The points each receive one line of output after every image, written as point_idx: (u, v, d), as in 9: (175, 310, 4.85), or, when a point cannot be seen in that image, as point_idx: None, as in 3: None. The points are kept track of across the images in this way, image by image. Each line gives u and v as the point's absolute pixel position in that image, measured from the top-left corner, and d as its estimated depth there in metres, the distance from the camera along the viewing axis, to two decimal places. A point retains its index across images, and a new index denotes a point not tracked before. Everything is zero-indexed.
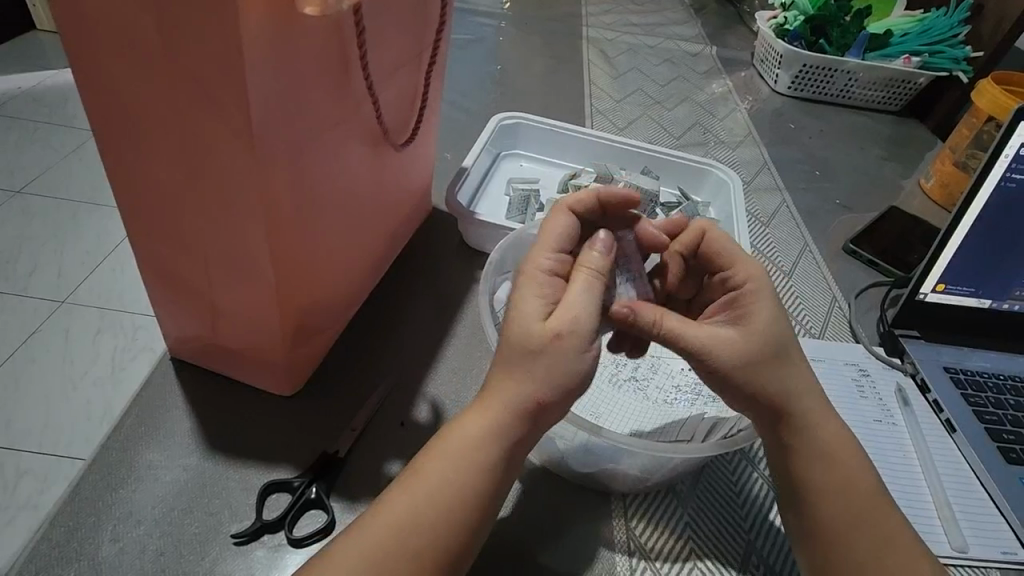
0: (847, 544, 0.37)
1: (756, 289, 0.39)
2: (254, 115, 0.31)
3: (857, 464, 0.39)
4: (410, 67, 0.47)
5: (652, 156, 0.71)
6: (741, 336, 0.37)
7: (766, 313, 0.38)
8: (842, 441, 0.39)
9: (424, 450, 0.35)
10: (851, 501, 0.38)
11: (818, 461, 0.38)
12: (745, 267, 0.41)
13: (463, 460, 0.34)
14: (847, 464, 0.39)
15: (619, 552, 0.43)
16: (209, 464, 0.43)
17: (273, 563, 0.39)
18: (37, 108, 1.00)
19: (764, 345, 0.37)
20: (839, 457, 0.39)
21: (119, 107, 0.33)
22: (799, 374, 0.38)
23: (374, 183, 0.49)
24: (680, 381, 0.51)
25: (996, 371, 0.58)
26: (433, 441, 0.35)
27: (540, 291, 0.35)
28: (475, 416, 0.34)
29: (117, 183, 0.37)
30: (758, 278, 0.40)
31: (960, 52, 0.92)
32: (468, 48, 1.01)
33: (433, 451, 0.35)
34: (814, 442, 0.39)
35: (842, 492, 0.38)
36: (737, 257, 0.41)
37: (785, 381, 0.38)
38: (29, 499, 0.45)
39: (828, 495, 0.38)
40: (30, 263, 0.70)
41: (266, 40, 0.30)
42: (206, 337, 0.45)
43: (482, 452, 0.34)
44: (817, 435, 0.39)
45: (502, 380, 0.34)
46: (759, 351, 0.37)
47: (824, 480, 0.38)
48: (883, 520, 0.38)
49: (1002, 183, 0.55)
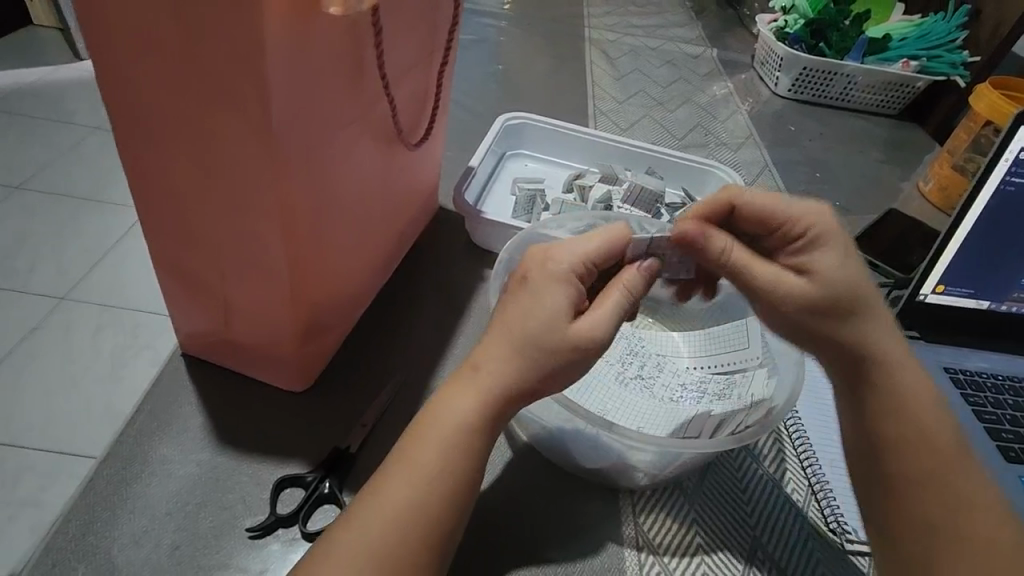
0: (921, 495, 0.37)
1: (821, 236, 0.40)
2: (275, 113, 0.32)
3: (934, 418, 0.39)
4: (423, 66, 0.48)
5: (657, 156, 0.72)
6: (816, 272, 0.39)
7: (832, 257, 0.39)
8: (922, 395, 0.39)
9: (407, 433, 0.35)
10: (925, 462, 0.37)
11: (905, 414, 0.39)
12: (802, 215, 0.41)
13: (451, 441, 0.34)
14: (923, 419, 0.39)
15: (628, 548, 0.43)
16: (221, 459, 0.43)
17: (287, 558, 0.39)
18: (37, 104, 1.00)
19: (837, 293, 0.39)
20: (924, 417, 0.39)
21: (138, 105, 0.33)
22: (885, 330, 0.40)
23: (384, 182, 0.49)
24: (686, 379, 0.52)
25: (994, 371, 0.59)
26: (414, 422, 0.36)
27: (568, 290, 0.35)
28: (466, 395, 0.35)
29: (133, 180, 0.37)
30: (822, 224, 0.40)
31: (958, 56, 0.94)
32: (471, 48, 1.02)
33: (418, 432, 0.35)
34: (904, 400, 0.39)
35: (915, 445, 0.38)
36: (787, 208, 0.41)
37: (850, 333, 0.39)
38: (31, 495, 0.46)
39: (901, 448, 0.38)
40: (32, 259, 0.70)
41: (288, 36, 0.30)
42: (217, 334, 0.46)
43: (469, 430, 0.34)
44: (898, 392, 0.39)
45: (502, 362, 0.35)
46: (831, 296, 0.39)
47: (896, 433, 0.38)
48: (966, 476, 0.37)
49: (1002, 187, 0.56)
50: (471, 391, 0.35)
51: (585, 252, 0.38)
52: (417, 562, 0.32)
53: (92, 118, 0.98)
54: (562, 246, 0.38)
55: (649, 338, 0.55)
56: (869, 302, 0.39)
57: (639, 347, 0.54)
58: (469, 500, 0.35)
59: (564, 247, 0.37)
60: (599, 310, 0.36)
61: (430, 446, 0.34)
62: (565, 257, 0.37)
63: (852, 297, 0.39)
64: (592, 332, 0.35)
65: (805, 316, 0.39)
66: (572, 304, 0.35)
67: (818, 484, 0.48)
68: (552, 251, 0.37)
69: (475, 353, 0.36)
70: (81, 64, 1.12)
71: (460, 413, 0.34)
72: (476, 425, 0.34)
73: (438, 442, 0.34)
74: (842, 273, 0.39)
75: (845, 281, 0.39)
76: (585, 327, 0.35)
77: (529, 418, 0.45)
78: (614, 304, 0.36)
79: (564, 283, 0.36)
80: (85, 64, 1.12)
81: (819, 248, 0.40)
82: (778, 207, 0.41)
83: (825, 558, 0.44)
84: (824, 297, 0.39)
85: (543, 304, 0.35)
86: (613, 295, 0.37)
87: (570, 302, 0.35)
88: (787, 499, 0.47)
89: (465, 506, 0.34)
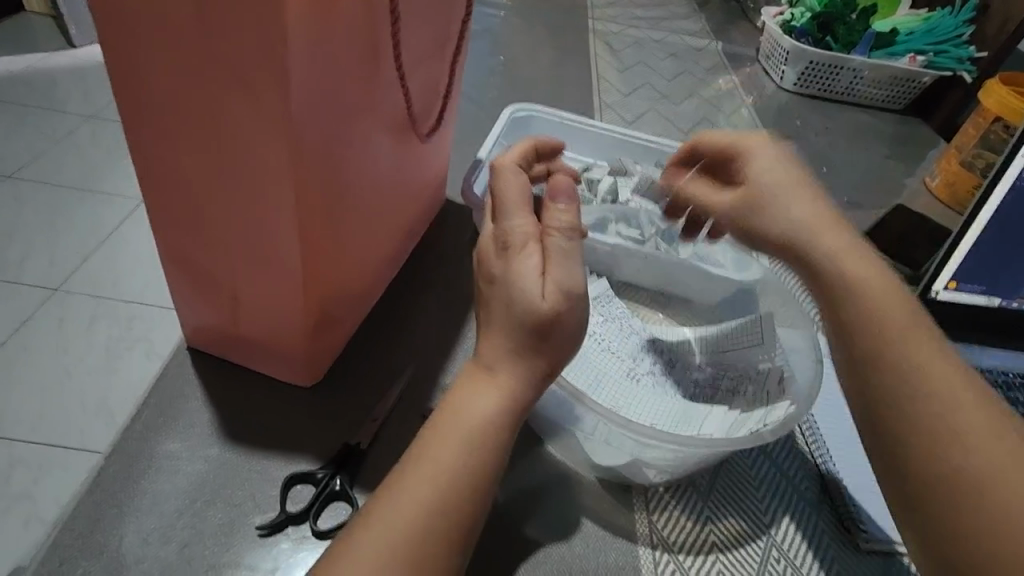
0: (901, 410, 0.33)
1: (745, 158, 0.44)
2: (293, 103, 0.31)
3: (890, 300, 0.37)
4: (436, 56, 0.47)
5: (666, 150, 0.72)
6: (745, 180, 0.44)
7: (758, 173, 0.43)
8: (871, 279, 0.38)
9: (427, 429, 0.35)
10: (903, 378, 0.34)
11: (882, 334, 0.36)
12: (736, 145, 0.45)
13: (474, 438, 0.34)
14: (879, 302, 0.37)
15: (643, 545, 0.43)
16: (229, 455, 0.43)
17: (297, 556, 0.38)
18: (28, 91, 0.98)
19: (762, 205, 0.42)
20: (903, 333, 0.36)
21: (148, 92, 0.32)
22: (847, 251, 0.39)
23: (396, 174, 0.48)
24: (699, 375, 0.51)
25: (1003, 368, 0.60)
26: (434, 418, 0.35)
27: (530, 262, 0.34)
28: (489, 393, 0.34)
29: (141, 168, 0.36)
30: (744, 147, 0.45)
31: (964, 52, 0.94)
32: (474, 38, 1.00)
33: (439, 428, 0.34)
34: (871, 317, 0.37)
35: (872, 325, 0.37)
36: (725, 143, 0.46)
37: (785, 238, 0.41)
38: (26, 488, 0.46)
39: (856, 327, 0.37)
40: (25, 251, 0.69)
41: (308, 23, 0.29)
42: (225, 327, 0.45)
43: (492, 426, 0.34)
44: (876, 316, 0.37)
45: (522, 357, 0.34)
46: (763, 214, 0.42)
47: (859, 317, 0.37)
48: (951, 377, 0.34)
49: (1019, 182, 0.54)
50: (495, 388, 0.35)
51: (524, 221, 0.36)
52: (438, 552, 0.31)
53: (84, 107, 0.96)
54: (504, 220, 0.36)
55: (658, 334, 0.54)
56: (804, 203, 0.41)
57: (648, 342, 0.53)
58: (488, 496, 0.34)
59: (506, 220, 0.36)
60: (556, 265, 0.34)
61: (452, 441, 0.34)
62: (517, 231, 0.35)
63: (781, 209, 0.42)
64: (569, 292, 0.34)
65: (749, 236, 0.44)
66: (541, 280, 0.34)
67: (831, 481, 0.48)
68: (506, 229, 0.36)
69: (481, 348, 0.36)
70: (72, 52, 1.10)
71: (485, 411, 0.34)
72: (497, 424, 0.34)
73: (459, 438, 0.34)
74: (763, 178, 0.43)
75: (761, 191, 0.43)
76: (560, 293, 0.34)
77: (542, 411, 0.44)
78: (560, 254, 0.34)
79: (528, 263, 0.34)
80: (77, 52, 1.10)
81: (749, 168, 0.44)
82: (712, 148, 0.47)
83: (840, 556, 0.44)
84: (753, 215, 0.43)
85: (523, 291, 0.33)
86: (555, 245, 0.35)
87: (537, 270, 0.34)
88: (800, 496, 0.47)
89: (481, 505, 0.34)
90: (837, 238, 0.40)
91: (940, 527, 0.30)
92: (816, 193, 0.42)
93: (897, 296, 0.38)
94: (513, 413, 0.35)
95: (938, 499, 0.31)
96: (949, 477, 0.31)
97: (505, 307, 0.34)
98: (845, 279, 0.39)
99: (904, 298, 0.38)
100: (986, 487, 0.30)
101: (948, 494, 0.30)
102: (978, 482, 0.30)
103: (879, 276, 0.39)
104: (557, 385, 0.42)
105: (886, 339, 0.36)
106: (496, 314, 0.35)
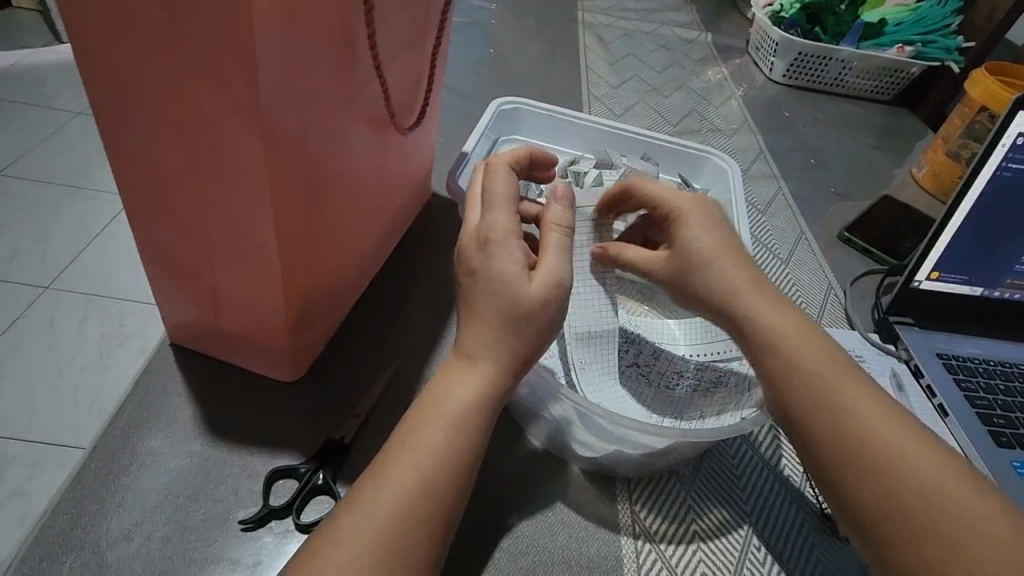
0: (843, 452, 0.34)
1: (683, 212, 0.41)
2: (263, 96, 0.30)
3: (820, 354, 0.37)
4: (416, 46, 0.47)
5: (652, 142, 0.71)
6: (679, 244, 0.41)
7: (696, 233, 0.40)
8: (800, 334, 0.38)
9: (409, 420, 0.35)
10: (838, 420, 0.35)
11: (803, 374, 0.36)
12: (676, 200, 0.42)
13: (459, 430, 0.34)
14: (813, 357, 0.37)
15: (625, 535, 0.43)
16: (211, 450, 0.43)
17: (280, 550, 0.39)
18: (16, 88, 0.98)
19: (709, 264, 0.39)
20: (837, 385, 0.36)
21: (118, 86, 0.32)
22: (719, 272, 0.39)
23: (376, 165, 0.48)
24: (683, 365, 0.50)
25: (986, 357, 0.59)
26: (411, 412, 0.35)
27: (512, 253, 0.35)
28: (471, 379, 0.35)
29: (116, 165, 0.36)
30: (684, 203, 0.42)
31: (952, 42, 0.94)
32: (463, 31, 1.00)
33: (420, 418, 0.34)
34: (794, 357, 0.37)
35: (802, 384, 0.36)
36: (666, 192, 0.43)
37: (735, 296, 0.39)
38: None
39: (793, 388, 0.36)
40: (12, 248, 0.69)
41: (277, 18, 0.29)
42: (208, 322, 0.45)
43: (471, 420, 0.34)
44: (808, 369, 0.36)
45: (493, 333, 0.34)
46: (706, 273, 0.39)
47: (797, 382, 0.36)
48: (892, 431, 0.34)
49: (999, 172, 0.55)
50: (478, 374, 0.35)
51: (508, 217, 0.36)
52: (421, 540, 0.32)
53: (72, 103, 0.95)
54: (488, 217, 0.35)
55: (642, 324, 0.54)
56: (751, 267, 0.40)
57: (634, 332, 0.52)
58: (470, 487, 0.34)
59: (488, 214, 0.36)
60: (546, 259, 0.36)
61: (435, 431, 0.34)
62: (499, 225, 0.35)
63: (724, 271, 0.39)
64: (558, 284, 0.35)
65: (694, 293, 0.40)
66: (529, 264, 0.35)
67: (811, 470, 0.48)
68: (485, 218, 0.35)
69: (462, 337, 0.35)
70: (60, 47, 1.09)
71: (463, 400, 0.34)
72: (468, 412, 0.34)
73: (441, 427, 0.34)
74: (697, 242, 0.40)
75: (690, 255, 0.40)
76: (548, 287, 0.34)
77: (518, 393, 0.44)
78: (556, 244, 0.37)
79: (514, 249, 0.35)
80: (63, 48, 1.09)
81: (686, 228, 0.41)
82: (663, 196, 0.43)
83: (820, 544, 0.44)
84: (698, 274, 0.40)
85: (508, 278, 0.34)
86: (552, 236, 0.37)
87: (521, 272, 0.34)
88: (781, 486, 0.47)
89: (464, 493, 0.34)
90: (768, 298, 0.39)
91: (899, 573, 0.31)
92: (746, 259, 0.40)
93: (814, 342, 0.38)
94: (492, 401, 0.35)
95: (898, 549, 0.31)
96: (908, 526, 0.31)
97: (490, 304, 0.34)
98: (776, 340, 0.37)
99: (829, 350, 0.38)
100: (932, 517, 0.31)
101: (905, 533, 0.31)
102: (922, 513, 0.31)
103: (783, 310, 0.39)
104: (535, 373, 0.41)
105: (809, 381, 0.36)
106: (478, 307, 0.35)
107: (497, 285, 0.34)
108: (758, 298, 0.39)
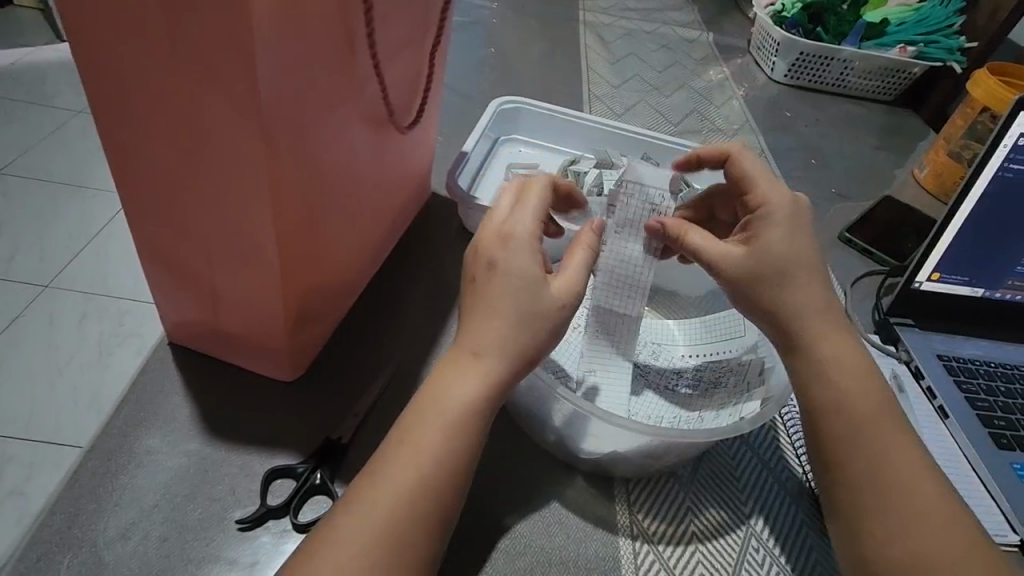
0: (859, 480, 0.37)
1: (776, 210, 0.41)
2: (263, 98, 0.30)
3: (865, 388, 0.39)
4: (416, 45, 0.47)
5: (652, 142, 0.70)
6: (755, 240, 0.40)
7: (778, 233, 0.40)
8: (851, 366, 0.39)
9: (406, 418, 0.35)
10: (864, 451, 0.37)
11: (840, 403, 0.38)
12: (771, 194, 0.42)
13: (456, 429, 0.33)
14: (854, 389, 0.39)
15: (623, 536, 0.43)
16: (209, 450, 0.43)
17: (277, 550, 0.39)
18: (17, 86, 0.98)
19: (771, 266, 0.39)
20: (878, 429, 0.38)
21: (117, 84, 0.32)
22: (806, 289, 0.39)
23: (376, 164, 0.48)
24: (682, 367, 0.50)
25: (987, 358, 0.59)
26: (406, 412, 0.35)
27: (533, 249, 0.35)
28: (469, 381, 0.34)
29: (115, 163, 0.36)
30: (782, 203, 0.41)
31: (954, 42, 0.93)
32: (463, 30, 1.00)
33: (417, 417, 0.34)
34: (836, 386, 0.39)
35: (838, 412, 0.38)
36: (767, 183, 0.43)
37: (782, 294, 0.39)
38: None
39: (830, 413, 0.39)
40: (11, 247, 0.69)
41: (277, 20, 0.29)
42: (207, 322, 0.45)
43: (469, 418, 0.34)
44: (846, 402, 0.38)
45: (491, 333, 0.34)
46: (747, 267, 0.39)
47: (833, 404, 0.39)
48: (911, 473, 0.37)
49: (1001, 173, 0.55)
50: (476, 372, 0.34)
51: (533, 221, 0.36)
52: (418, 539, 0.32)
53: (72, 102, 0.96)
54: (517, 220, 0.36)
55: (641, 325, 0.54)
56: (816, 273, 0.40)
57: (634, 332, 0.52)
58: (467, 487, 0.34)
59: (516, 216, 0.37)
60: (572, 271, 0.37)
61: (432, 430, 0.33)
62: (523, 225, 0.36)
63: (777, 272, 0.39)
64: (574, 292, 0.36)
65: (731, 284, 0.40)
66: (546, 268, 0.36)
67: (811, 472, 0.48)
68: (510, 221, 0.36)
69: (461, 340, 0.35)
70: (60, 45, 1.09)
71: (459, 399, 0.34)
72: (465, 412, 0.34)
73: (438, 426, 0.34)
74: (779, 245, 0.39)
75: (758, 250, 0.40)
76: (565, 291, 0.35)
77: (516, 391, 0.44)
78: (580, 263, 0.37)
79: (533, 251, 0.35)
80: (64, 46, 1.09)
81: (767, 224, 0.40)
82: (759, 179, 0.43)
83: (819, 546, 0.44)
84: (751, 269, 0.39)
85: (525, 276, 0.34)
86: (579, 254, 0.38)
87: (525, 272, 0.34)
88: (780, 487, 0.47)
89: (462, 493, 0.34)
90: (827, 317, 0.40)
91: None
92: (822, 278, 0.40)
93: (870, 386, 0.39)
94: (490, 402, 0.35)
95: None
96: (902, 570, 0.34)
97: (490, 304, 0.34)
98: (826, 365, 0.39)
99: (874, 386, 0.39)
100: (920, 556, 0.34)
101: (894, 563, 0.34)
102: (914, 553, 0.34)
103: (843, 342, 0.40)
104: (533, 374, 0.41)
105: (843, 412, 0.38)
106: (477, 307, 0.35)
107: (505, 285, 0.34)
108: (810, 309, 0.39)
